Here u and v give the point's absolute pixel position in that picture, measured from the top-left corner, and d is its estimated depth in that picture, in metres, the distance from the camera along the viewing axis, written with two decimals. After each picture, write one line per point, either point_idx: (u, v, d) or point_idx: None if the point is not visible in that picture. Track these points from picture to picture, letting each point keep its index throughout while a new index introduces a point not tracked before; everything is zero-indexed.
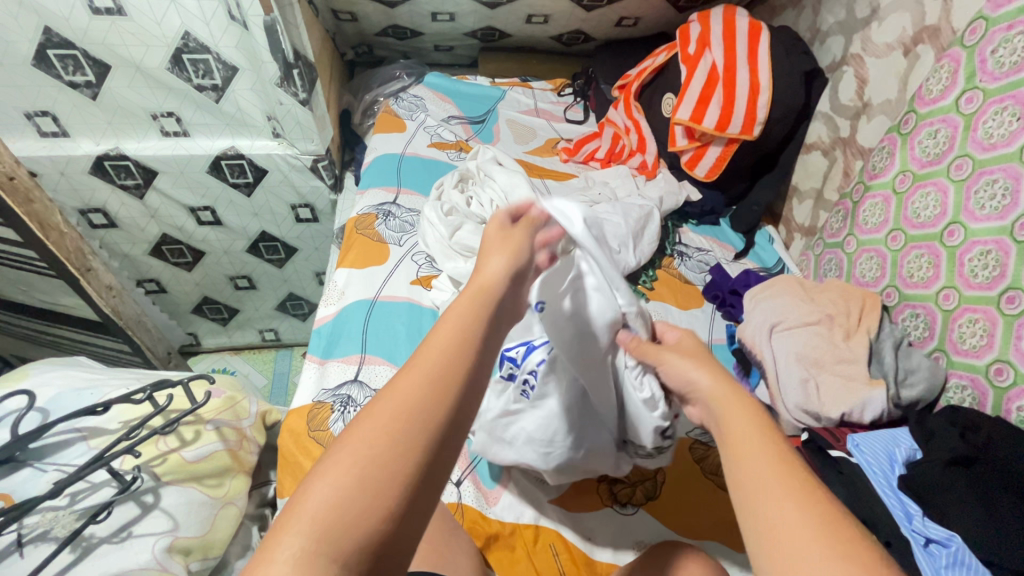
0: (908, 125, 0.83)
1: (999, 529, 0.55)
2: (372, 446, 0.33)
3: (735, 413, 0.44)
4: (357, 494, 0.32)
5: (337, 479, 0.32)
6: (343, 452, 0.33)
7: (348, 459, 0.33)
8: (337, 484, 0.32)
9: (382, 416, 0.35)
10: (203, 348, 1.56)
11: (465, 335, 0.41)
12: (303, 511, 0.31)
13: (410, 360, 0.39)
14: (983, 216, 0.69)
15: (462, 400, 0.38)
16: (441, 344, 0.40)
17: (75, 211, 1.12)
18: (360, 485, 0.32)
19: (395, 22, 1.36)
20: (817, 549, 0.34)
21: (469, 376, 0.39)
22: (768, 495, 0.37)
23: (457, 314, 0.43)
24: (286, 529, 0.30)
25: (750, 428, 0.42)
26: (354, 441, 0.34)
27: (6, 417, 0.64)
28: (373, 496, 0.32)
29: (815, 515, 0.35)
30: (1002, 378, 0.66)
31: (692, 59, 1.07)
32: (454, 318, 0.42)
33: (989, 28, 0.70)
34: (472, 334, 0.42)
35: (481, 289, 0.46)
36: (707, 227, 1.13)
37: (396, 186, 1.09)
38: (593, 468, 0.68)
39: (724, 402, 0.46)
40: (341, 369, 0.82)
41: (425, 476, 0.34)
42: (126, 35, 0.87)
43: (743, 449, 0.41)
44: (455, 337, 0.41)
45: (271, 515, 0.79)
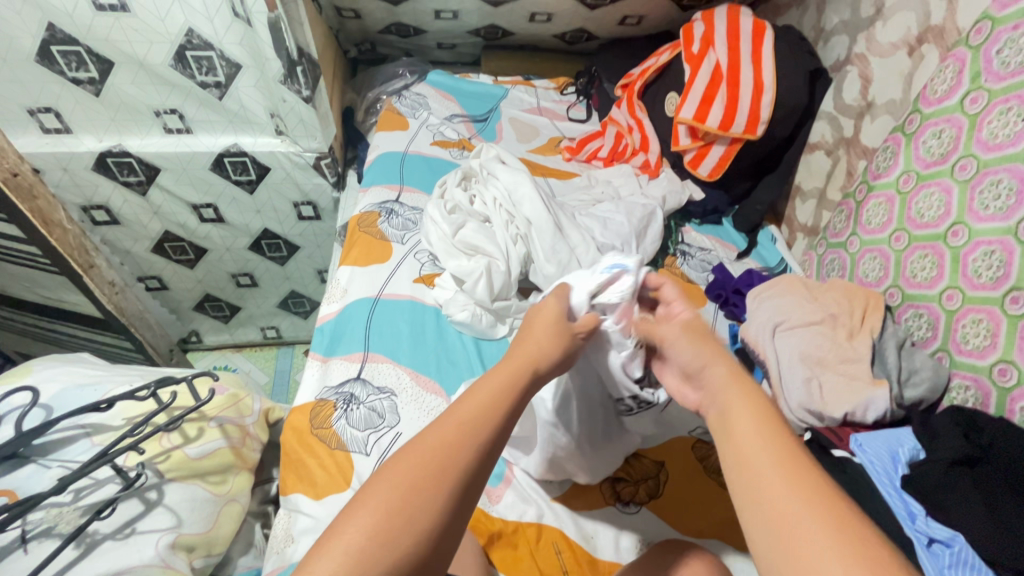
0: (912, 125, 0.83)
1: (1003, 529, 0.55)
2: (396, 492, 0.38)
3: (737, 403, 0.45)
4: (386, 538, 0.36)
5: (367, 522, 0.37)
6: (377, 492, 0.38)
7: (379, 500, 0.37)
8: (367, 526, 0.36)
9: (413, 463, 0.39)
10: (205, 345, 1.56)
11: (499, 401, 0.44)
12: (341, 540, 0.36)
13: (444, 414, 0.43)
14: (987, 216, 0.69)
15: (484, 457, 0.41)
16: (476, 407, 0.43)
17: (77, 207, 1.11)
18: (390, 523, 0.36)
19: (398, 19, 1.36)
20: (826, 536, 0.35)
21: (495, 437, 0.42)
22: (773, 487, 0.38)
23: (495, 378, 0.46)
24: (325, 554, 0.35)
25: (747, 417, 0.43)
26: (385, 483, 0.38)
27: (9, 413, 0.64)
28: (402, 537, 0.36)
29: (821, 504, 0.37)
30: (1005, 378, 0.66)
31: (696, 58, 1.06)
32: (491, 384, 0.45)
33: (995, 28, 0.70)
34: (506, 401, 0.44)
35: (524, 361, 0.47)
36: (709, 226, 1.13)
37: (399, 185, 1.09)
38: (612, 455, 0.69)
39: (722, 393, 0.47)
40: (344, 367, 0.82)
41: (448, 523, 0.38)
42: (130, 32, 0.87)
43: (741, 437, 0.42)
44: (488, 402, 0.43)
45: (273, 513, 0.80)
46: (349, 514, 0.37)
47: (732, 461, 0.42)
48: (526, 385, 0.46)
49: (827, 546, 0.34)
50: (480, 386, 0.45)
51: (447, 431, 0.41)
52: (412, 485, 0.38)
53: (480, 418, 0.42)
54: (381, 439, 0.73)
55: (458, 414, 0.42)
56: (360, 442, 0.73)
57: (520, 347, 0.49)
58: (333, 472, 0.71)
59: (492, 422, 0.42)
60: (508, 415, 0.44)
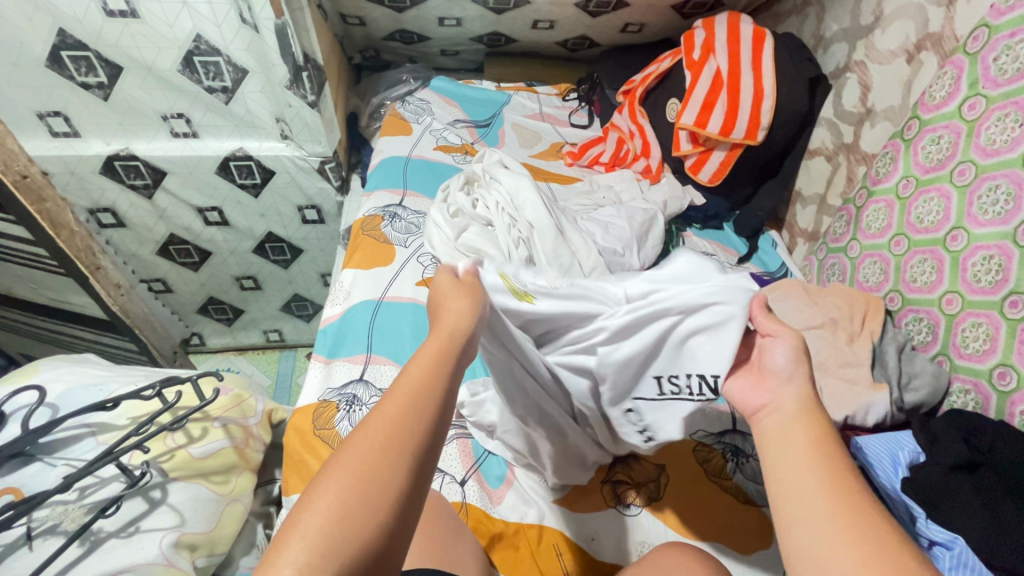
0: (911, 132, 0.84)
1: (1005, 532, 0.55)
2: (359, 471, 0.35)
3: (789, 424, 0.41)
4: (350, 517, 0.33)
5: (329, 502, 0.33)
6: (337, 476, 0.34)
7: (340, 483, 0.34)
8: (329, 507, 0.33)
9: (366, 444, 0.36)
10: (207, 348, 1.56)
11: (434, 373, 0.41)
12: (300, 529, 0.32)
13: (386, 393, 0.40)
14: (986, 221, 0.70)
15: (434, 431, 0.39)
16: (415, 382, 0.40)
17: (84, 210, 1.13)
18: (352, 506, 0.33)
19: (402, 26, 1.38)
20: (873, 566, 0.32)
21: (441, 413, 0.40)
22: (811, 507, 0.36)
23: (428, 350, 0.43)
24: (286, 541, 0.32)
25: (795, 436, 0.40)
26: (345, 464, 0.35)
27: (15, 412, 0.64)
28: (363, 521, 0.33)
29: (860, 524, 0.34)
30: (1005, 382, 0.66)
31: (696, 64, 1.08)
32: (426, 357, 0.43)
33: (992, 35, 0.70)
34: (443, 372, 0.42)
35: (451, 332, 0.45)
36: (710, 231, 1.14)
37: (402, 189, 1.10)
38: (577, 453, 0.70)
39: (781, 404, 0.43)
40: (346, 368, 0.82)
41: (410, 502, 0.36)
42: (139, 38, 0.89)
43: (784, 459, 0.39)
44: (426, 375, 0.41)
45: (275, 513, 0.80)
46: (309, 499, 0.33)
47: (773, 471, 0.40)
48: (458, 354, 0.44)
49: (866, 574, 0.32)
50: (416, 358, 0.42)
51: (394, 410, 0.38)
52: (370, 468, 0.35)
53: (419, 393, 0.40)
54: None
55: (399, 391, 0.40)
56: None
57: (448, 317, 0.47)
58: None
59: (432, 396, 0.40)
60: (446, 387, 0.42)
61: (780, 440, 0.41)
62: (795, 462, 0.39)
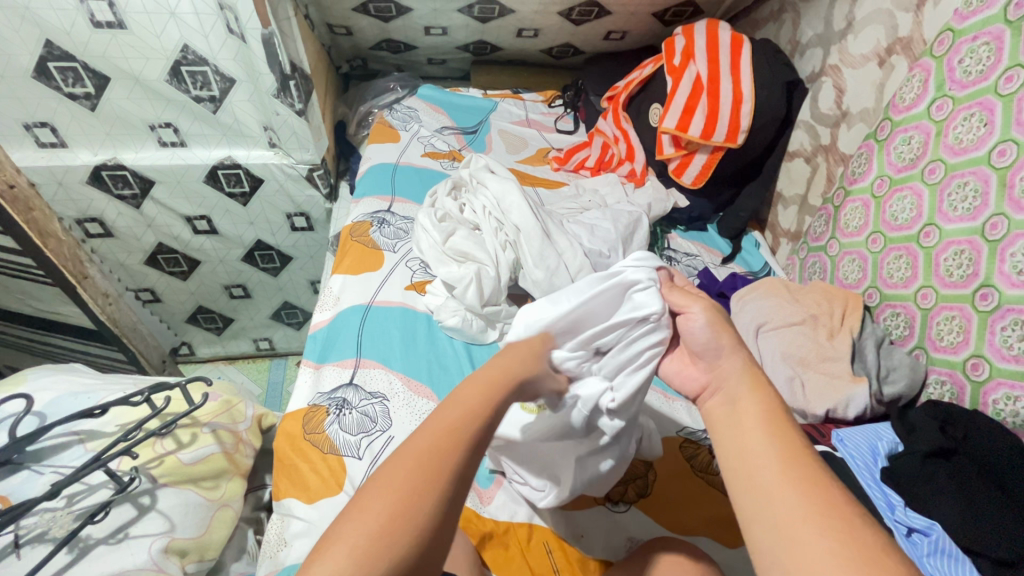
0: (884, 132, 0.86)
1: (979, 516, 0.57)
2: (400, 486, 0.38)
3: (746, 420, 0.46)
4: (390, 532, 0.36)
5: (371, 514, 0.36)
6: (376, 494, 0.38)
7: (380, 500, 0.37)
8: (372, 519, 0.36)
9: (409, 460, 0.40)
10: (197, 357, 1.56)
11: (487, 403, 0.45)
12: (341, 541, 0.35)
13: (437, 413, 0.44)
14: (956, 217, 0.72)
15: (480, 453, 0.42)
16: (469, 403, 0.44)
17: (72, 220, 1.13)
18: (392, 520, 0.36)
19: (388, 36, 1.39)
20: (813, 522, 0.37)
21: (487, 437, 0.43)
22: (768, 482, 0.41)
23: (484, 377, 0.47)
24: (327, 552, 0.35)
25: (752, 423, 0.45)
26: (389, 479, 0.38)
27: (3, 420, 0.64)
28: (406, 535, 0.36)
29: (807, 487, 0.40)
30: (978, 372, 0.68)
31: (677, 70, 1.10)
32: (480, 387, 0.46)
33: (956, 39, 0.73)
34: (496, 396, 0.46)
35: (509, 367, 0.50)
36: (695, 233, 1.16)
37: (391, 195, 1.11)
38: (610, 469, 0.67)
39: (731, 385, 0.50)
40: (336, 373, 0.83)
41: (447, 520, 0.38)
42: (125, 48, 0.90)
43: (749, 450, 0.44)
44: (481, 403, 0.44)
45: (266, 518, 0.80)
46: (348, 516, 0.37)
47: (730, 452, 0.45)
48: (515, 380, 0.49)
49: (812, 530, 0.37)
50: (468, 385, 0.46)
51: (442, 430, 0.42)
52: (413, 484, 0.38)
53: (471, 418, 0.43)
54: (374, 444, 0.74)
55: (450, 410, 0.44)
56: (352, 446, 0.74)
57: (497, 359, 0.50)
58: (325, 476, 0.71)
59: (480, 419, 0.43)
60: (496, 417, 0.45)
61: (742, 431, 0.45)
62: (754, 441, 0.44)
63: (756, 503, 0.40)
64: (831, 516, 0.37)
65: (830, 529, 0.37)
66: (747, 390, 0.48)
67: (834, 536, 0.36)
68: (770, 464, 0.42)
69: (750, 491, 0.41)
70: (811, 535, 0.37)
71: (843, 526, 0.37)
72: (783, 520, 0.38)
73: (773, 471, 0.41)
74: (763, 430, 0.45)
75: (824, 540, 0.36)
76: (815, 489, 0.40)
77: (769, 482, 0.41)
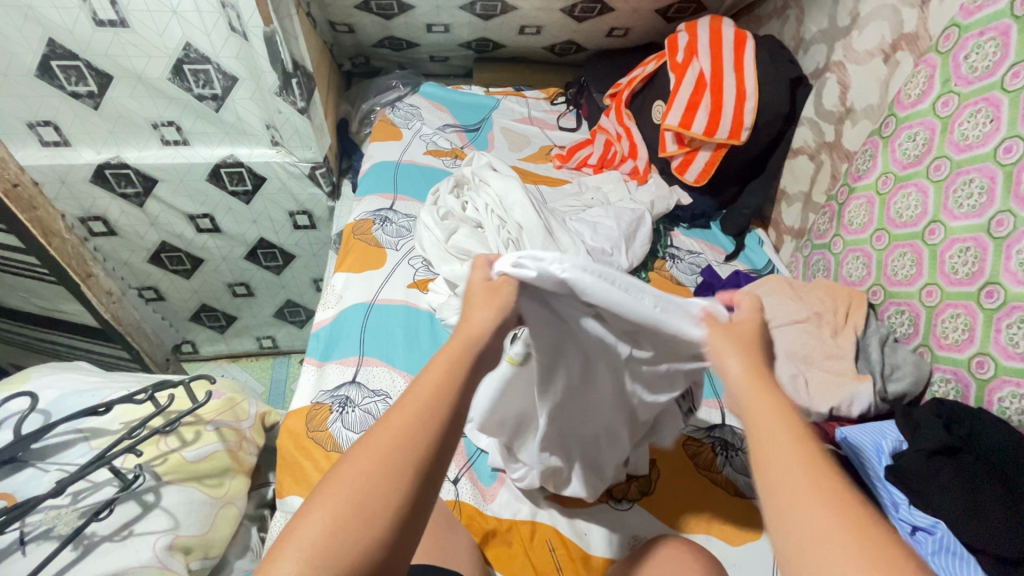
0: (889, 129, 0.86)
1: (983, 514, 0.57)
2: (357, 480, 0.37)
3: (756, 390, 0.40)
4: (345, 529, 0.35)
5: (328, 514, 0.35)
6: (333, 489, 0.37)
7: (336, 496, 0.36)
8: (329, 518, 0.35)
9: (371, 453, 0.38)
10: (201, 355, 1.56)
11: (447, 384, 0.42)
12: (297, 539, 0.35)
13: (396, 400, 0.41)
14: (961, 214, 0.72)
15: (444, 442, 0.40)
16: (427, 389, 0.41)
17: (76, 219, 1.13)
18: (347, 517, 0.35)
19: (391, 33, 1.39)
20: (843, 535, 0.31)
21: (450, 421, 0.41)
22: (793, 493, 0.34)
23: (443, 357, 0.44)
24: (284, 552, 0.34)
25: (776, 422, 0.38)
26: (343, 475, 0.37)
27: (8, 418, 0.65)
28: (360, 530, 0.35)
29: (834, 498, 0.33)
30: (983, 370, 0.68)
31: (680, 67, 1.10)
32: (440, 364, 0.43)
33: (962, 34, 0.73)
34: (456, 378, 0.42)
35: (471, 334, 0.45)
36: (698, 230, 1.16)
37: (393, 193, 1.11)
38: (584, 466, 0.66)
39: (745, 380, 0.41)
40: (339, 370, 0.83)
41: (409, 516, 0.37)
42: (128, 47, 0.90)
43: (759, 423, 0.38)
44: (440, 384, 0.42)
45: (269, 516, 0.80)
46: (306, 513, 0.36)
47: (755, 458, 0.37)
48: (478, 355, 0.45)
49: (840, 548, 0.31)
50: (431, 364, 0.43)
51: (401, 420, 0.39)
52: (372, 480, 0.37)
53: (432, 401, 0.41)
54: None
55: (410, 398, 0.41)
56: (356, 443, 0.74)
57: (461, 326, 0.46)
58: None
59: (442, 405, 0.41)
60: (459, 403, 0.42)
61: (752, 400, 0.40)
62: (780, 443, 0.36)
63: (766, 484, 0.36)
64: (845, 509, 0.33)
65: (843, 521, 0.32)
66: (748, 360, 0.43)
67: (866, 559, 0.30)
68: (784, 439, 0.37)
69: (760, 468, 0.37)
70: (822, 524, 0.32)
71: (858, 520, 0.32)
72: (794, 504, 0.34)
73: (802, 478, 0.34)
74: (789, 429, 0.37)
75: (836, 532, 0.32)
76: (830, 475, 0.35)
77: (783, 461, 0.36)
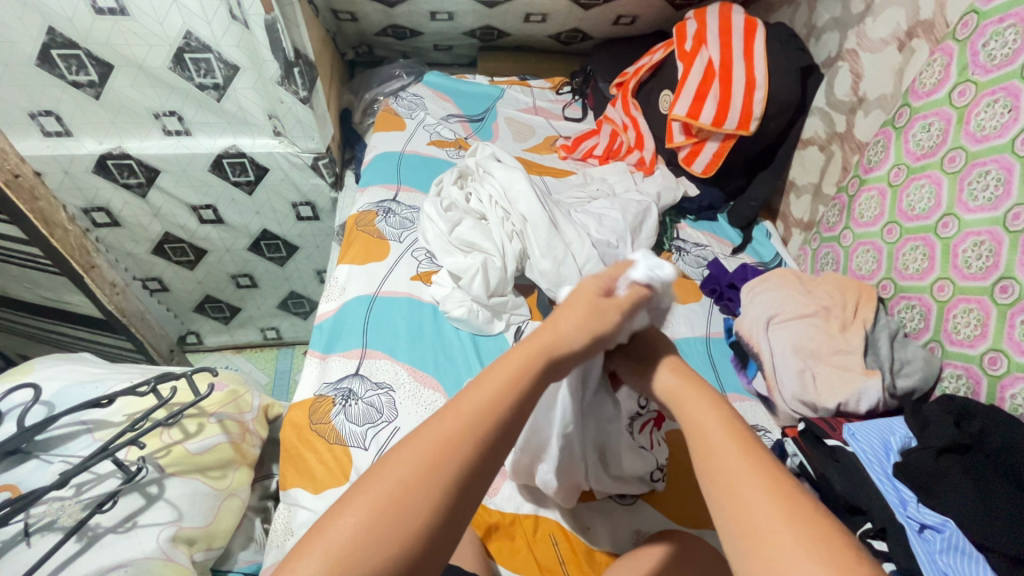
0: (902, 119, 0.84)
1: (995, 514, 0.56)
2: (391, 483, 0.37)
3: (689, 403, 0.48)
4: (378, 533, 0.35)
5: (361, 515, 0.35)
6: (367, 490, 0.37)
7: (369, 500, 0.36)
8: (362, 519, 0.35)
9: (412, 457, 0.38)
10: (205, 346, 1.57)
11: (505, 393, 0.42)
12: (327, 538, 0.34)
13: (446, 407, 0.41)
14: (976, 207, 0.70)
15: (490, 453, 0.40)
16: (482, 398, 0.41)
17: (79, 209, 1.13)
18: (380, 520, 0.35)
19: (393, 21, 1.37)
20: (788, 534, 0.36)
21: (501, 433, 0.40)
22: (742, 497, 0.39)
23: (500, 372, 0.43)
24: (312, 551, 0.34)
25: (727, 443, 0.43)
26: (381, 477, 0.37)
27: (12, 410, 0.65)
28: (393, 536, 0.35)
29: (780, 502, 0.38)
30: (995, 366, 0.67)
31: (688, 56, 1.08)
32: (504, 375, 0.43)
33: (981, 21, 0.71)
34: (513, 393, 0.42)
35: (546, 349, 0.45)
36: (705, 222, 1.14)
37: (396, 184, 1.10)
38: (581, 460, 0.64)
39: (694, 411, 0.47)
40: (342, 363, 0.83)
41: (440, 528, 0.37)
42: (129, 35, 0.89)
43: (707, 435, 0.44)
44: (496, 393, 0.41)
45: (273, 508, 0.81)
46: (339, 512, 0.36)
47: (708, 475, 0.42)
48: (538, 372, 0.44)
49: (790, 545, 0.36)
50: (489, 374, 0.43)
51: (446, 429, 0.39)
52: (408, 483, 0.37)
53: (486, 410, 0.40)
54: (379, 433, 0.73)
55: (461, 407, 0.41)
56: (358, 436, 0.74)
57: (539, 339, 0.46)
58: (333, 467, 0.72)
59: (491, 420, 0.40)
60: (509, 418, 0.41)
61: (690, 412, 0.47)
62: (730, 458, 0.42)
63: (714, 487, 0.42)
64: (777, 493, 0.39)
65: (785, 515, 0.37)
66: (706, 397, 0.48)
67: (806, 548, 0.35)
68: (728, 447, 0.43)
69: (704, 467, 0.43)
70: (761, 514, 0.38)
71: (787, 504, 0.38)
72: (739, 499, 0.39)
73: (755, 488, 0.39)
74: (740, 450, 0.42)
75: (773, 517, 0.37)
76: (765, 463, 0.41)
77: (730, 466, 0.41)
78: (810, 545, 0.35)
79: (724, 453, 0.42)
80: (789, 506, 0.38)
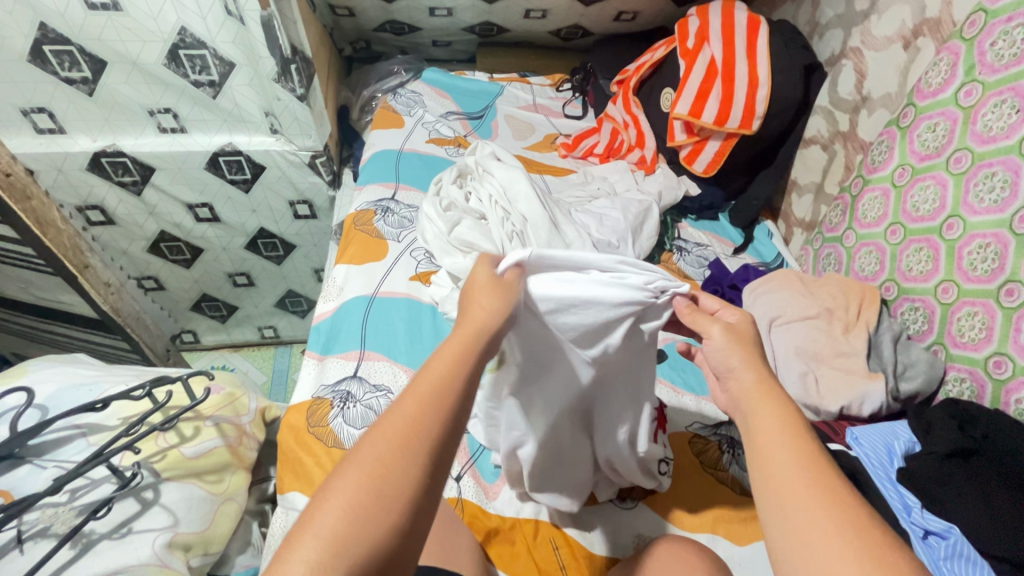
0: (907, 119, 0.83)
1: (999, 521, 0.55)
2: (372, 466, 0.35)
3: (761, 409, 0.42)
4: (365, 516, 0.34)
5: (344, 502, 0.34)
6: (345, 476, 0.35)
7: (349, 485, 0.35)
8: (345, 505, 0.34)
9: (386, 438, 0.37)
10: (202, 345, 1.56)
11: (458, 364, 0.41)
12: (310, 528, 0.33)
13: (406, 388, 0.40)
14: (982, 209, 0.69)
15: (455, 421, 0.39)
16: (438, 373, 0.40)
17: (73, 208, 1.11)
18: (365, 503, 0.34)
19: (392, 17, 1.36)
20: (831, 531, 0.34)
21: (461, 400, 0.40)
22: (789, 492, 0.37)
23: (447, 348, 0.42)
24: (298, 541, 0.33)
25: (775, 433, 0.41)
26: (359, 460, 0.36)
27: (5, 413, 0.64)
28: (380, 517, 0.34)
29: (828, 500, 0.36)
30: (1000, 370, 0.66)
31: (691, 53, 1.07)
32: (453, 346, 0.42)
33: (989, 20, 0.70)
34: (467, 361, 0.41)
35: (481, 324, 0.44)
36: (707, 222, 1.13)
37: (395, 182, 1.09)
38: (564, 455, 0.65)
39: (746, 399, 0.44)
40: (340, 365, 0.82)
41: (424, 503, 0.36)
42: (122, 31, 0.87)
43: (757, 424, 0.42)
44: (450, 366, 0.40)
45: (270, 511, 0.80)
46: (320, 501, 0.35)
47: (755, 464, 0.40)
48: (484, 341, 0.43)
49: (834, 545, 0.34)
50: (440, 348, 0.42)
51: (413, 407, 0.38)
52: (385, 463, 0.36)
53: (445, 381, 0.40)
54: None
55: (419, 386, 0.39)
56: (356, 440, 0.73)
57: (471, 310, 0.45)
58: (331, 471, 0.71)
59: (450, 397, 0.39)
60: (469, 384, 0.41)
61: (760, 421, 0.42)
62: (778, 448, 0.40)
63: (760, 477, 0.39)
64: (837, 505, 0.36)
65: (833, 514, 0.35)
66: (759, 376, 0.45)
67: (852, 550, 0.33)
68: (777, 437, 0.40)
69: (755, 466, 0.40)
70: (806, 511, 0.36)
71: (868, 540, 0.34)
72: (785, 495, 0.37)
73: (802, 483, 0.37)
74: (789, 443, 0.40)
75: (820, 517, 0.35)
76: (813, 455, 0.39)
77: (778, 458, 0.39)
78: (858, 547, 0.33)
79: (774, 443, 0.40)
80: (837, 505, 0.36)
